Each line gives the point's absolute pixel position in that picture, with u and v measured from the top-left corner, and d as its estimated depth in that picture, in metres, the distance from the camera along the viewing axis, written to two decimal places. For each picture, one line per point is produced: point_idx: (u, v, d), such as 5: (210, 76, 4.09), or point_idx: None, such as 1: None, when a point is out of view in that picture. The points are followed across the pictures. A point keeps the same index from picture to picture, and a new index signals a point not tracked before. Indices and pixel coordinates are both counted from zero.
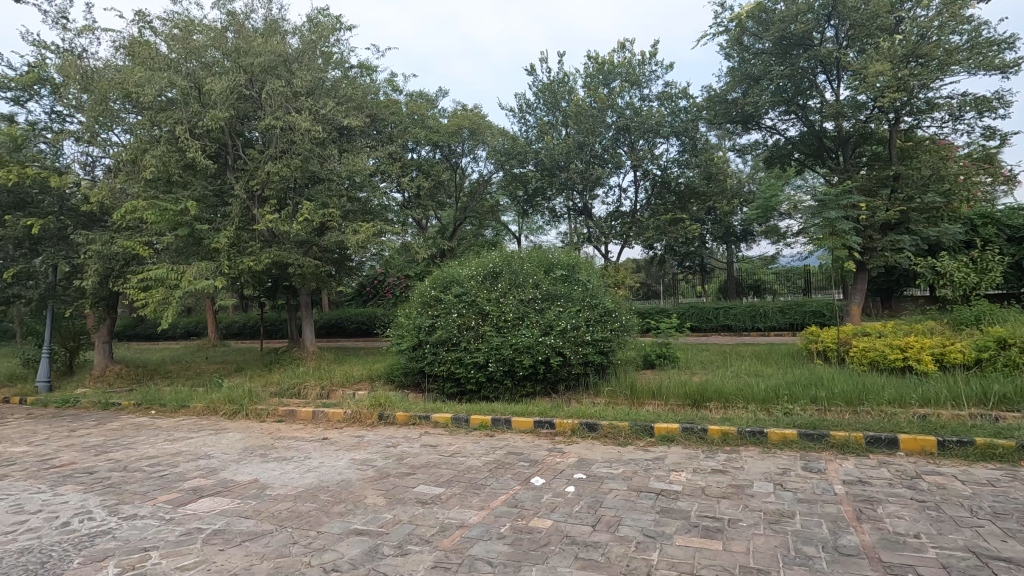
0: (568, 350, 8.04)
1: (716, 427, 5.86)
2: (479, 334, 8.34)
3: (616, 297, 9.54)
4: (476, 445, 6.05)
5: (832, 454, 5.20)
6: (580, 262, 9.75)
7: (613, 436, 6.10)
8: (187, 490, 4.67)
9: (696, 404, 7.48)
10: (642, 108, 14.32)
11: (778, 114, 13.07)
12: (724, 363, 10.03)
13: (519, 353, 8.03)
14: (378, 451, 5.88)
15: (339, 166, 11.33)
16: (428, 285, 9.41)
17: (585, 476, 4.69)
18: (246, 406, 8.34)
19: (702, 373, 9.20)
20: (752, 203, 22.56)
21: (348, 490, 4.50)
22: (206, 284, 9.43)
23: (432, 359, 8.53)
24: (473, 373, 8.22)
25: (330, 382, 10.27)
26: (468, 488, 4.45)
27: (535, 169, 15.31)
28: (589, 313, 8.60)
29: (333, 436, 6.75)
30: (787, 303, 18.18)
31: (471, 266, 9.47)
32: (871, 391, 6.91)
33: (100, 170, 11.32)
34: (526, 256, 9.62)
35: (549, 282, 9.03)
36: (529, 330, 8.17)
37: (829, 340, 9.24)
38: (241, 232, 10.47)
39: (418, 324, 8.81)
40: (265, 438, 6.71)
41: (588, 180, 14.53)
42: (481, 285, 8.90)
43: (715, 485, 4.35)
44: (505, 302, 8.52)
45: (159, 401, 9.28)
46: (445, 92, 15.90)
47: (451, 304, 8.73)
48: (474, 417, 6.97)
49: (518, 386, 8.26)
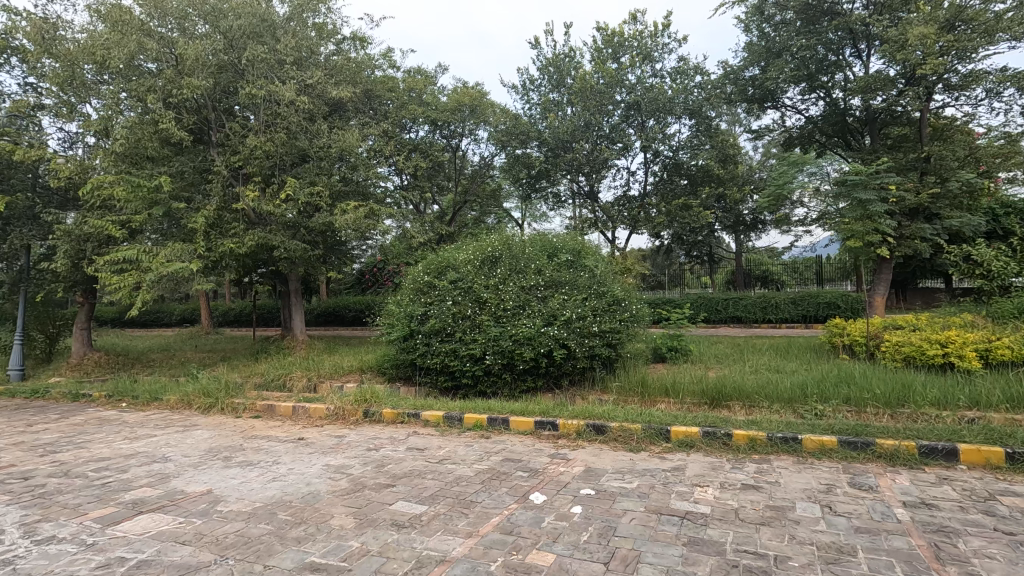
0: (574, 343, 7.32)
1: (741, 431, 5.15)
2: (476, 324, 7.64)
3: (625, 285, 8.80)
4: (468, 449, 5.35)
5: (880, 466, 4.49)
6: (587, 247, 9.01)
7: (624, 440, 5.40)
8: (125, 504, 3.97)
9: (714, 404, 6.78)
10: (653, 84, 13.49)
11: (800, 91, 12.23)
12: (741, 358, 9.29)
13: (520, 345, 7.32)
14: (357, 455, 5.19)
15: (329, 143, 10.58)
16: (421, 270, 8.70)
17: (593, 492, 3.98)
18: (222, 400, 7.67)
19: (718, 368, 8.48)
20: (762, 192, 21.76)
21: (313, 507, 3.80)
22: (181, 267, 8.72)
23: (424, 351, 7.82)
24: (468, 366, 7.51)
25: (317, 373, 9.63)
26: (454, 507, 3.74)
27: (539, 150, 14.55)
28: (597, 301, 7.88)
29: (310, 435, 6.07)
30: (799, 294, 17.42)
31: (468, 250, 8.76)
32: (910, 391, 6.19)
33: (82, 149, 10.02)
34: (528, 240, 8.90)
35: (552, 267, 8.31)
36: (530, 320, 7.46)
37: (855, 334, 8.51)
38: (222, 213, 9.76)
39: (409, 313, 8.10)
40: (235, 437, 6.01)
41: (595, 161, 13.78)
42: (478, 271, 8.21)
43: (750, 508, 3.62)
44: (505, 289, 7.82)
45: (131, 392, 8.64)
46: (445, 68, 15.15)
47: (446, 291, 8.03)
48: (469, 415, 6.27)
49: (518, 381, 7.56)
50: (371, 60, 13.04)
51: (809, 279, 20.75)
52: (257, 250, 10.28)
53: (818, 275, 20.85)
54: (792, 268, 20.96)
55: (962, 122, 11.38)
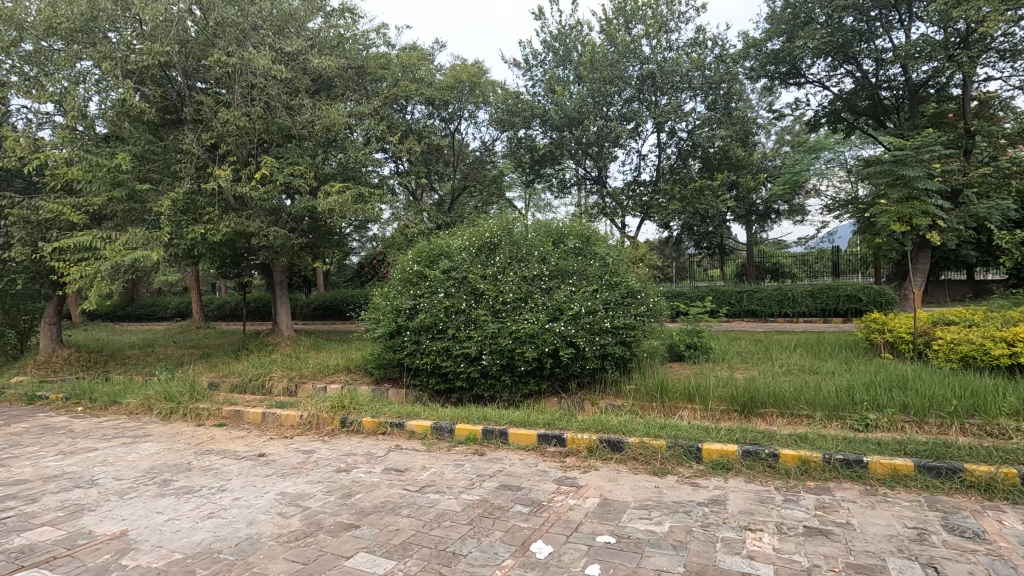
0: (583, 341, 6.38)
1: (790, 450, 4.23)
2: (471, 320, 6.73)
3: (640, 274, 7.83)
4: (457, 471, 4.42)
5: (976, 500, 3.55)
6: (596, 232, 8.04)
7: (646, 460, 4.47)
8: (6, 554, 3.07)
9: (745, 411, 5.88)
10: (667, 56, 12.49)
11: (829, 62, 11.29)
12: (768, 356, 8.36)
13: (520, 343, 6.41)
14: (322, 478, 4.29)
15: (312, 119, 9.65)
16: (411, 259, 7.78)
17: (613, 539, 3.06)
18: (185, 405, 6.79)
19: (744, 368, 7.54)
20: (776, 181, 20.75)
21: (245, 562, 2.89)
22: (143, 254, 7.80)
23: (413, 349, 6.90)
24: (462, 367, 6.59)
25: (299, 373, 8.76)
26: (430, 564, 2.82)
27: (544, 131, 13.58)
28: (608, 293, 6.92)
29: (274, 450, 5.16)
30: (817, 286, 16.46)
31: (464, 236, 7.84)
32: (981, 399, 5.25)
33: (46, 130, 8.91)
34: (531, 224, 7.96)
35: (558, 254, 7.36)
36: (533, 314, 6.54)
37: (900, 331, 7.54)
38: (194, 197, 8.87)
39: (396, 306, 7.19)
40: (185, 453, 5.11)
41: (604, 139, 12.77)
42: (474, 260, 7.30)
43: (828, 569, 2.69)
44: (504, 280, 6.89)
45: (90, 395, 7.78)
46: (442, 45, 14.23)
47: (438, 282, 7.12)
48: (460, 426, 5.36)
49: (519, 383, 6.63)
50: (363, 34, 12.12)
51: (825, 272, 19.76)
52: (233, 238, 9.40)
53: (834, 268, 19.88)
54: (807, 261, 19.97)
55: (1010, 95, 10.37)
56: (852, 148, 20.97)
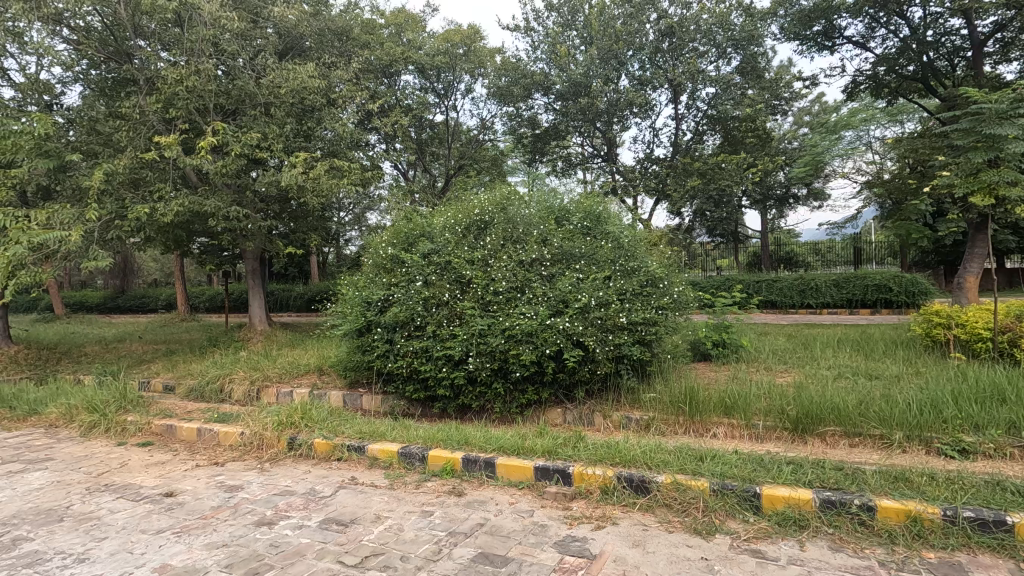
0: (593, 341, 5.15)
1: (891, 500, 3.00)
2: (456, 314, 5.51)
3: (662, 259, 6.55)
4: (420, 526, 3.20)
5: None
6: (608, 209, 6.75)
7: (681, 510, 3.25)
8: None
9: (798, 430, 4.71)
10: (687, 12, 11.11)
11: (873, 17, 9.92)
12: (810, 356, 7.11)
13: (515, 344, 5.19)
14: (231, 538, 3.07)
15: (279, 82, 8.41)
16: (386, 240, 6.56)
17: None
18: (110, 417, 5.60)
19: (786, 372, 6.31)
20: (796, 162, 19.40)
21: None
22: (69, 235, 6.58)
23: (386, 350, 5.69)
24: (444, 372, 5.38)
25: (262, 375, 7.60)
26: None
27: (548, 101, 12.27)
28: (625, 281, 5.66)
29: (191, 484, 3.97)
30: (842, 275, 15.21)
31: (449, 212, 6.58)
32: None
33: None
34: (529, 198, 6.69)
35: (561, 234, 6.12)
36: (531, 307, 5.31)
37: (975, 327, 6.29)
38: (140, 170, 7.65)
39: (365, 297, 5.96)
40: (73, 490, 3.91)
41: (616, 107, 11.47)
42: (461, 241, 6.05)
43: None
44: (495, 265, 5.65)
45: (11, 402, 6.61)
46: (435, 8, 12.92)
47: (416, 268, 5.90)
48: (435, 453, 4.15)
49: (514, 392, 5.42)
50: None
51: (847, 261, 18.44)
52: (189, 220, 8.19)
53: (856, 256, 18.59)
54: (827, 248, 18.70)
55: None
56: (878, 127, 19.55)
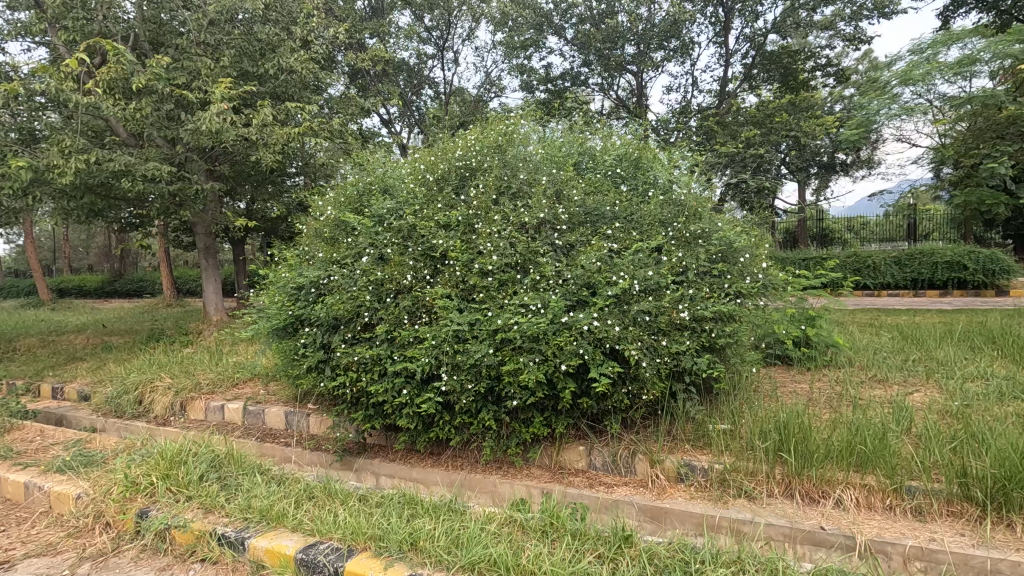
0: (637, 349, 3.19)
1: None
2: (421, 306, 3.61)
3: (730, 219, 4.55)
4: None
5: None
6: (653, 153, 4.72)
7: None
8: None
9: (997, 506, 2.73)
10: None
11: None
12: (930, 359, 5.08)
13: (512, 353, 3.26)
14: None
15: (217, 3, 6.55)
16: (335, 200, 4.62)
17: None
18: None
19: (914, 387, 4.32)
20: (846, 124, 16.73)
21: None
22: None
23: (321, 359, 3.82)
24: (402, 396, 3.47)
25: (191, 382, 5.79)
26: None
27: (565, 40, 10.28)
28: (684, 253, 3.66)
29: None
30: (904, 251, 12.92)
31: (424, 157, 4.63)
32: None
33: None
34: (540, 138, 4.71)
35: (584, 183, 4.14)
36: (537, 295, 3.37)
37: None
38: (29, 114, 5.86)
39: (296, 281, 4.08)
40: None
41: (651, 35, 9.47)
42: (433, 196, 4.12)
43: None
44: (482, 229, 3.68)
45: None
46: None
47: (368, 237, 3.99)
48: (356, 568, 2.28)
49: (513, 424, 3.50)
50: None
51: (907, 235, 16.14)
52: (101, 181, 6.37)
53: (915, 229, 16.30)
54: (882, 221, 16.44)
55: None
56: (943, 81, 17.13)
